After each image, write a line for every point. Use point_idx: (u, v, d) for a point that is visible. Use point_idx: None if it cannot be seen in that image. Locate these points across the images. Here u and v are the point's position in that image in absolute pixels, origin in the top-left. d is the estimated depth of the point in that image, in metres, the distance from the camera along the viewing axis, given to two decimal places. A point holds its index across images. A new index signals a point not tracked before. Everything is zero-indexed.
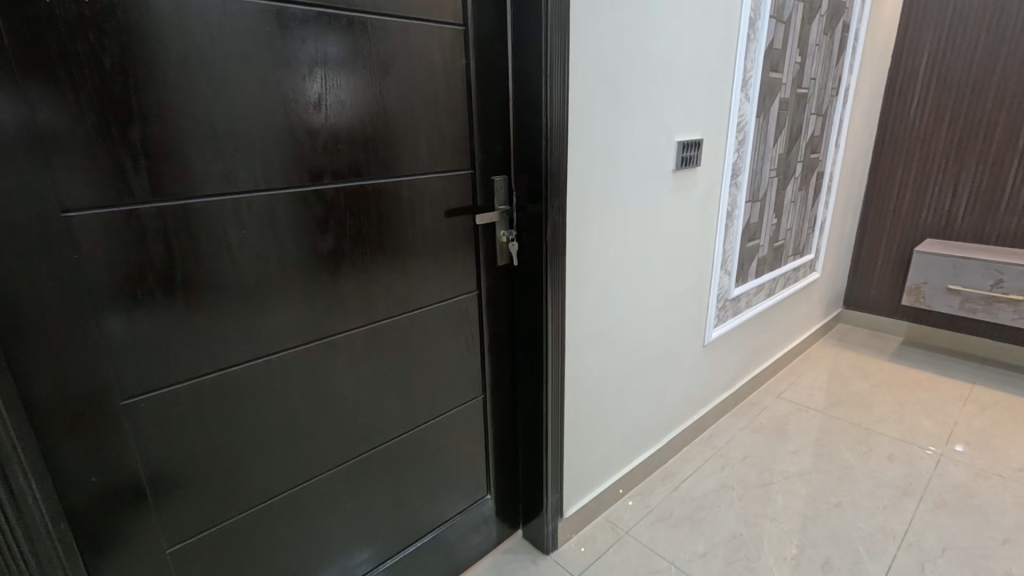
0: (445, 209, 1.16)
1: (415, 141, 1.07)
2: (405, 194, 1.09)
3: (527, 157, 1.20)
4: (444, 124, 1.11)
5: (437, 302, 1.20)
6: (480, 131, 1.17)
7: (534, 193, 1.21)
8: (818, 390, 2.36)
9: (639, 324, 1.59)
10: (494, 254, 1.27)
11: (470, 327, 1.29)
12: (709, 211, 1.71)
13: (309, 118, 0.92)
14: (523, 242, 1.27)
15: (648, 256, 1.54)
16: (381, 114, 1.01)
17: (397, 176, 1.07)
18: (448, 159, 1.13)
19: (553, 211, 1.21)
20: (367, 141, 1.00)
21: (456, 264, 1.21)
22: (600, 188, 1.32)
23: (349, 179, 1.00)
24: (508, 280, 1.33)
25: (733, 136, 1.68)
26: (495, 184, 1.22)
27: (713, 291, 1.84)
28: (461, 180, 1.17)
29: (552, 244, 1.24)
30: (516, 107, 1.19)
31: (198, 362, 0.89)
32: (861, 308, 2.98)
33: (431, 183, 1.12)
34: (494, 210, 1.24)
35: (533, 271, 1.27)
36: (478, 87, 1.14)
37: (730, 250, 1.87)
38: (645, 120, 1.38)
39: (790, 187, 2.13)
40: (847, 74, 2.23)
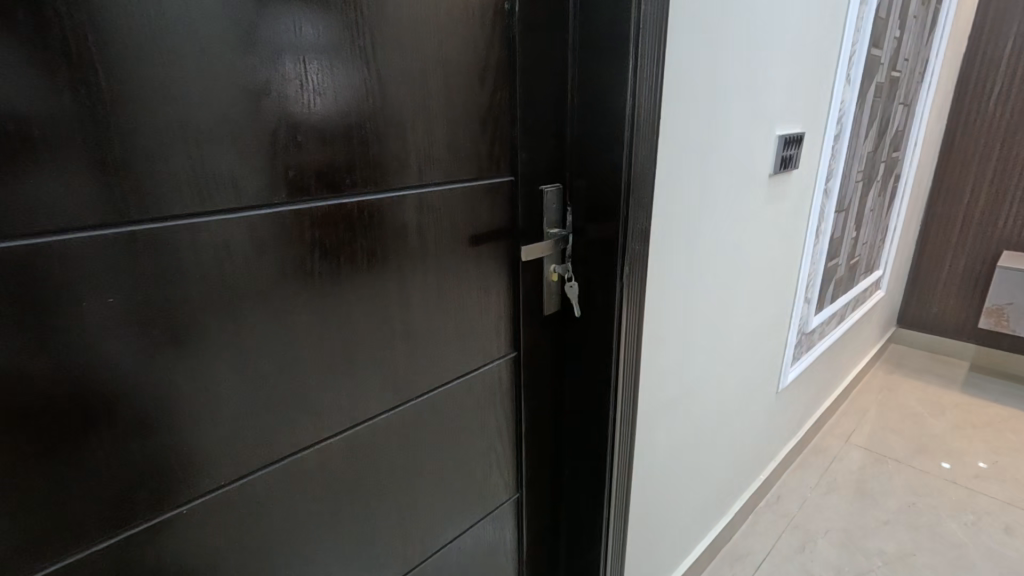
0: (473, 237, 0.75)
1: (428, 129, 0.66)
2: (414, 215, 0.67)
3: (595, 156, 0.79)
4: (474, 104, 0.70)
5: (460, 376, 0.79)
6: (527, 117, 0.76)
7: (605, 210, 0.81)
8: (891, 433, 2.00)
9: (716, 376, 1.20)
10: (541, 298, 0.87)
11: (506, 403, 0.88)
12: (799, 225, 1.31)
13: (248, 93, 0.50)
14: (581, 280, 0.88)
15: (732, 289, 1.15)
16: (376, 85, 0.59)
17: (401, 187, 0.65)
18: (479, 158, 0.72)
19: (633, 238, 0.81)
20: (354, 130, 0.59)
21: (488, 315, 0.81)
22: (689, 201, 0.92)
23: (323, 197, 0.58)
24: (558, 334, 0.93)
25: (833, 128, 1.29)
26: (546, 196, 0.82)
27: (793, 324, 1.46)
28: (497, 191, 0.76)
29: (629, 285, 0.84)
30: (581, 80, 0.78)
31: (22, 547, 0.46)
32: (918, 328, 2.64)
33: (453, 197, 0.71)
34: (544, 234, 0.83)
35: (597, 321, 0.88)
36: (527, 46, 0.73)
37: (814, 272, 1.49)
38: (745, 105, 0.98)
39: (872, 193, 1.76)
40: (934, 57, 1.86)
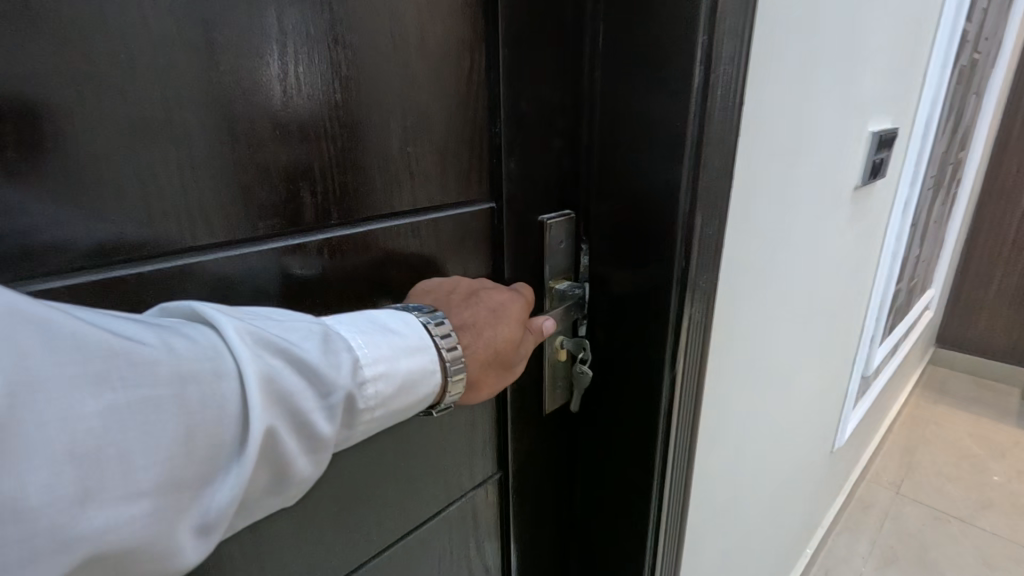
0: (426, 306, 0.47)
1: (346, 131, 0.38)
2: (319, 279, 0.39)
3: (634, 171, 0.48)
4: (424, 87, 0.41)
5: (405, 533, 0.49)
6: (520, 109, 0.46)
7: (643, 255, 0.49)
8: (947, 480, 1.72)
9: (774, 454, 0.91)
10: (542, 391, 0.57)
11: (486, 550, 0.58)
12: (875, 248, 1.01)
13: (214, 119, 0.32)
14: (604, 359, 0.56)
15: (802, 341, 0.85)
16: (244, 54, 0.32)
17: (296, 234, 0.37)
18: (435, 177, 0.44)
19: (695, 299, 0.49)
20: (199, 135, 0.32)
21: (455, 427, 0.51)
22: (771, 233, 0.60)
23: (135, 259, 0.31)
24: (564, 438, 0.62)
25: (922, 122, 0.99)
26: (548, 232, 0.52)
27: (856, 369, 1.17)
28: (465, 229, 0.47)
29: (683, 381, 0.53)
30: (610, 43, 0.46)
31: None
32: (960, 347, 2.36)
33: (395, 243, 0.43)
34: (543, 289, 0.53)
35: (630, 424, 0.56)
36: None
37: (882, 304, 1.18)
38: (844, 87, 0.67)
39: (937, 202, 1.46)
40: (1010, 38, 1.55)
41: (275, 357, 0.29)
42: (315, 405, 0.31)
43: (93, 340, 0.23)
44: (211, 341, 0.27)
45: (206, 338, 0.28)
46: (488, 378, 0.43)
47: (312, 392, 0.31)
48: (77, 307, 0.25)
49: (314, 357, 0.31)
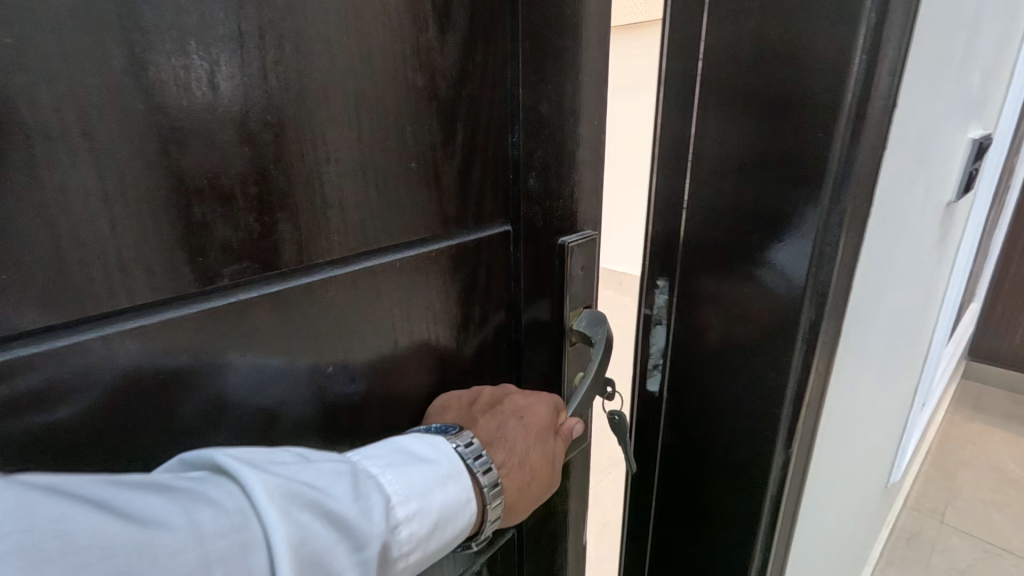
0: (438, 348, 0.38)
1: (345, 147, 0.29)
2: (305, 333, 0.30)
3: (749, 185, 0.37)
4: (440, 81, 0.33)
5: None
6: (549, 104, 0.38)
7: (756, 303, 0.38)
8: (993, 507, 1.60)
9: (847, 507, 0.79)
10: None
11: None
12: (949, 267, 0.90)
13: (156, 128, 0.23)
14: (686, 426, 0.45)
15: (885, 379, 0.73)
16: (215, 44, 0.24)
17: (275, 280, 0.29)
18: (451, 194, 0.35)
19: (820, 362, 0.38)
20: (148, 158, 0.23)
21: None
22: (888, 264, 0.49)
23: (61, 326, 0.23)
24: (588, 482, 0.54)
25: (1004, 126, 0.88)
26: (571, 258, 0.43)
27: (916, 399, 1.05)
28: (475, 258, 0.39)
29: (797, 460, 0.42)
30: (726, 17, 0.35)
31: None
32: (994, 361, 2.24)
33: (401, 280, 0.34)
34: (567, 325, 0.44)
35: (721, 509, 0.45)
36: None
37: (945, 326, 1.07)
38: (961, 86, 0.55)
39: (992, 211, 1.35)
40: None
41: (311, 516, 0.23)
42: (349, 564, 0.24)
43: (97, 527, 0.18)
44: (238, 504, 0.22)
45: (231, 494, 0.22)
46: (524, 498, 0.37)
47: (347, 549, 0.24)
48: (88, 476, 0.20)
49: (347, 505, 0.25)
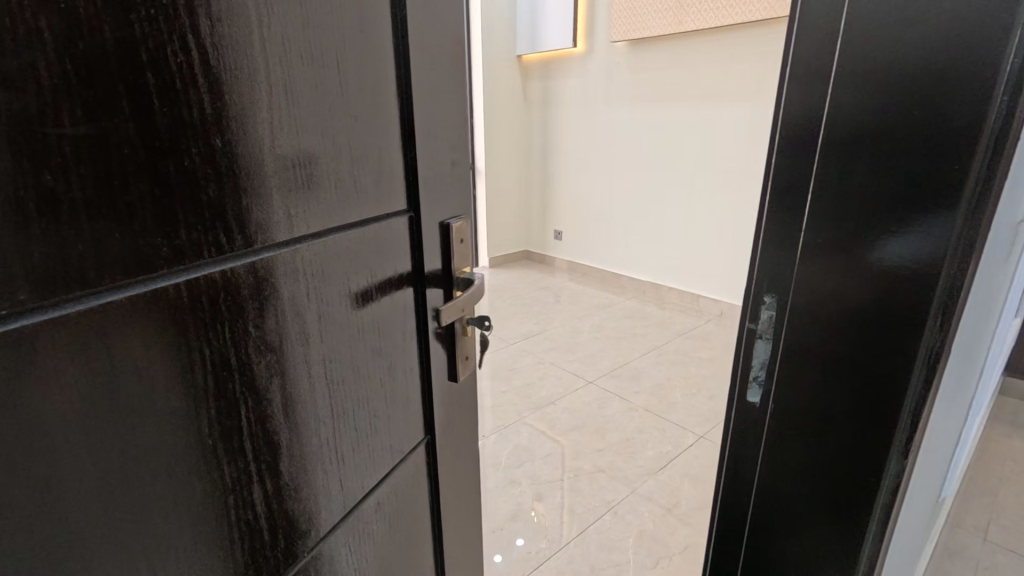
0: (369, 302, 0.50)
1: (302, 150, 0.40)
2: (307, 283, 0.43)
3: (857, 210, 0.40)
4: (358, 105, 0.45)
5: (349, 510, 0.51)
6: (434, 124, 0.54)
7: (875, 321, 0.41)
8: None
9: (919, 521, 0.79)
10: (451, 361, 0.64)
11: (420, 512, 0.64)
12: (1010, 283, 0.90)
13: (234, 139, 0.35)
14: (791, 433, 0.48)
15: (960, 395, 0.74)
16: (215, 77, 0.33)
17: (290, 243, 0.41)
18: (368, 187, 0.47)
19: (938, 379, 0.41)
20: (232, 161, 0.35)
21: (395, 402, 0.56)
22: (988, 282, 0.50)
23: (183, 269, 0.34)
24: (470, 395, 0.72)
25: None
26: (453, 233, 0.60)
27: (974, 413, 1.05)
28: (403, 234, 0.53)
29: (906, 479, 0.44)
30: (867, 24, 0.37)
31: None
32: None
33: (341, 250, 0.45)
34: (453, 280, 0.62)
35: (832, 514, 0.47)
36: (424, 16, 0.51)
37: (1001, 341, 1.07)
38: None
39: None
40: None
41: None
42: None
43: None
44: None
45: None
46: None
47: None
48: None
49: None
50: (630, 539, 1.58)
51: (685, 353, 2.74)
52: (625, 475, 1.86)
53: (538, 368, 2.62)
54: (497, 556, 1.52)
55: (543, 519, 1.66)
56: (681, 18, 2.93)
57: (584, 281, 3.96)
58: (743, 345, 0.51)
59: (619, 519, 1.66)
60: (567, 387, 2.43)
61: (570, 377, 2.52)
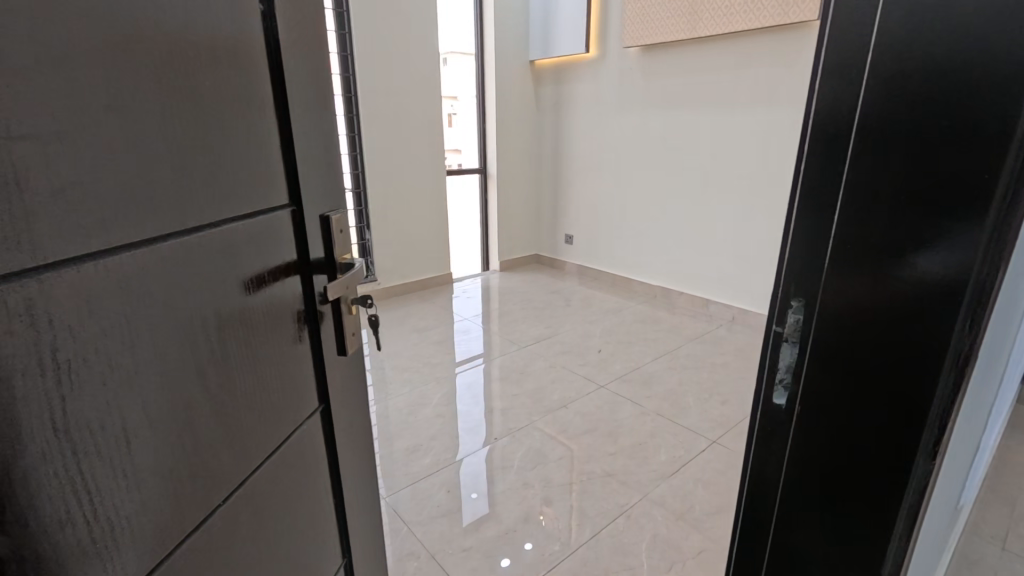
0: (259, 285, 0.57)
1: (185, 155, 0.46)
2: (207, 266, 0.49)
3: (876, 219, 0.42)
4: (231, 117, 0.52)
5: (250, 473, 0.57)
6: (305, 133, 0.64)
7: (897, 327, 0.42)
8: None
9: (957, 528, 0.78)
10: (339, 336, 0.74)
11: (319, 472, 0.73)
12: None
13: (141, 142, 0.42)
14: (814, 435, 0.50)
15: (1005, 402, 0.73)
16: (122, 93, 0.40)
17: (190, 232, 0.47)
18: (246, 186, 0.54)
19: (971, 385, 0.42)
20: (141, 161, 0.42)
21: (282, 377, 0.63)
22: None
23: (104, 251, 0.39)
24: (356, 366, 0.83)
25: None
26: (331, 226, 0.69)
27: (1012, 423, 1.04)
28: (282, 227, 0.61)
29: (934, 479, 0.45)
30: (895, 34, 0.38)
31: None
32: None
33: (233, 239, 0.53)
34: (335, 264, 0.71)
35: (858, 518, 0.48)
36: (293, 41, 0.60)
37: None
38: None
39: None
40: None
41: None
42: None
43: None
44: None
45: None
46: None
47: None
48: None
49: None
50: (644, 543, 1.58)
51: (696, 359, 2.73)
52: (637, 480, 1.86)
53: (550, 371, 2.63)
54: (507, 559, 1.53)
55: (553, 522, 1.67)
56: (694, 25, 2.94)
57: (594, 285, 3.97)
58: (769, 348, 0.53)
59: (632, 523, 1.66)
60: (578, 391, 2.44)
61: (581, 381, 2.53)
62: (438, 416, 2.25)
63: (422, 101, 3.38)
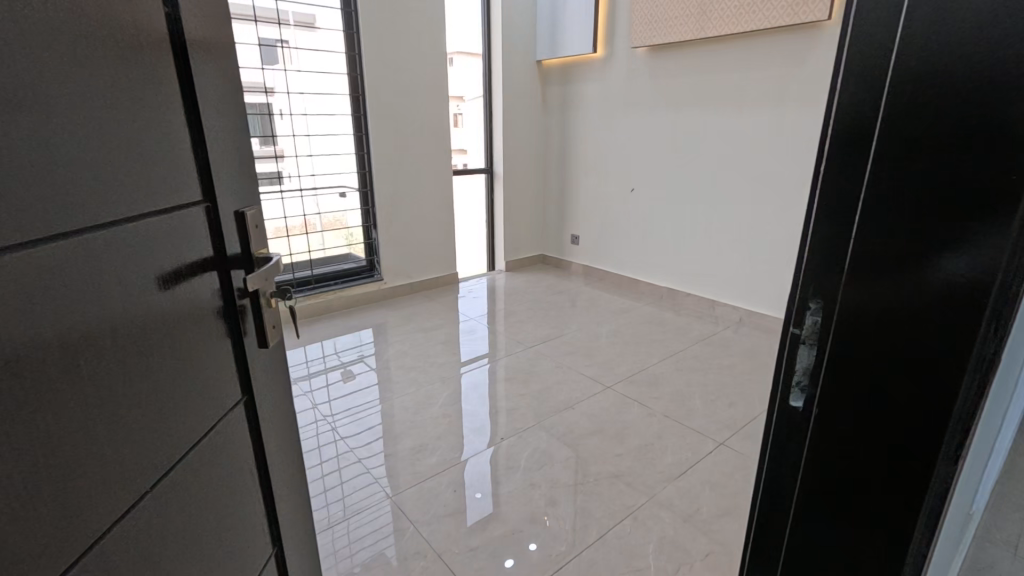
0: (176, 280, 0.57)
1: (90, 150, 0.46)
2: (118, 260, 0.49)
3: (895, 223, 0.42)
4: (139, 113, 0.52)
5: (167, 469, 0.56)
6: (215, 130, 0.64)
7: (918, 330, 0.42)
8: None
9: None
10: (259, 330, 0.73)
11: (245, 461, 0.72)
12: None
13: (47, 137, 0.42)
14: (831, 436, 0.50)
15: None
16: (24, 90, 0.40)
17: (100, 226, 0.47)
18: (159, 182, 0.54)
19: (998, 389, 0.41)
20: (48, 157, 0.42)
21: (202, 373, 0.62)
22: None
23: (14, 245, 0.39)
24: (277, 357, 0.82)
25: None
26: (247, 220, 0.69)
27: None
28: (199, 223, 0.61)
29: (955, 485, 0.44)
30: (917, 36, 0.38)
31: None
32: None
33: (146, 233, 0.52)
34: (254, 258, 0.71)
35: (873, 523, 0.48)
36: (198, 37, 0.60)
37: None
38: None
39: None
40: None
41: None
42: None
43: None
44: None
45: None
46: None
47: None
48: None
49: None
50: (651, 545, 1.58)
51: (704, 360, 2.72)
52: (643, 481, 1.85)
53: (556, 372, 2.63)
54: (512, 560, 1.53)
55: (558, 522, 1.67)
56: (703, 25, 2.92)
57: (601, 286, 3.96)
58: (786, 349, 0.53)
59: (639, 524, 1.66)
60: (585, 392, 2.43)
61: (588, 381, 2.52)
62: (445, 416, 2.25)
63: (430, 102, 3.40)
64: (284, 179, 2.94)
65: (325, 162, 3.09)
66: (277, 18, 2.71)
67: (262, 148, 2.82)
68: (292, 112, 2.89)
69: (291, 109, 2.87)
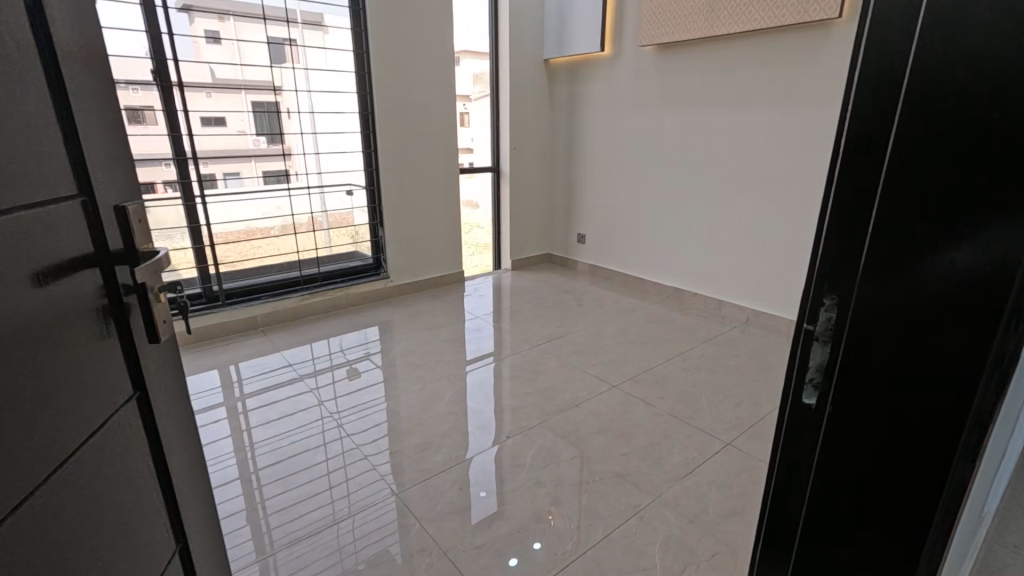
0: (53, 278, 0.54)
1: None
2: None
3: (911, 220, 0.41)
4: (5, 112, 0.49)
5: (57, 466, 0.54)
6: (88, 124, 0.61)
7: (938, 326, 0.41)
8: None
9: None
10: (151, 326, 0.70)
11: (142, 457, 0.70)
12: None
13: None
14: (845, 433, 0.49)
15: None
16: None
17: None
18: (29, 175, 0.52)
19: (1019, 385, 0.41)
20: None
21: (82, 374, 0.58)
22: None
23: None
24: (169, 355, 0.79)
25: None
26: (130, 215, 0.66)
27: None
28: (74, 219, 0.58)
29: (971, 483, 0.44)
30: (934, 40, 0.38)
31: None
32: None
33: (21, 227, 0.50)
34: (140, 253, 0.68)
35: (883, 521, 0.47)
36: (67, 33, 0.58)
37: None
38: None
39: None
40: None
41: None
42: None
43: None
44: None
45: None
46: None
47: None
48: None
49: None
50: (657, 545, 1.57)
51: (710, 360, 2.70)
52: (649, 481, 1.84)
53: (563, 371, 2.62)
54: (515, 559, 1.53)
55: (563, 522, 1.66)
56: (711, 24, 2.91)
57: (607, 285, 3.94)
58: (798, 345, 0.53)
59: (644, 524, 1.65)
60: (591, 390, 2.43)
61: (593, 381, 2.51)
62: (450, 414, 2.25)
63: (438, 100, 3.40)
64: (292, 177, 2.95)
65: (333, 160, 3.10)
66: (285, 17, 2.73)
67: (270, 146, 2.83)
68: (302, 111, 2.90)
69: (299, 108, 2.88)
